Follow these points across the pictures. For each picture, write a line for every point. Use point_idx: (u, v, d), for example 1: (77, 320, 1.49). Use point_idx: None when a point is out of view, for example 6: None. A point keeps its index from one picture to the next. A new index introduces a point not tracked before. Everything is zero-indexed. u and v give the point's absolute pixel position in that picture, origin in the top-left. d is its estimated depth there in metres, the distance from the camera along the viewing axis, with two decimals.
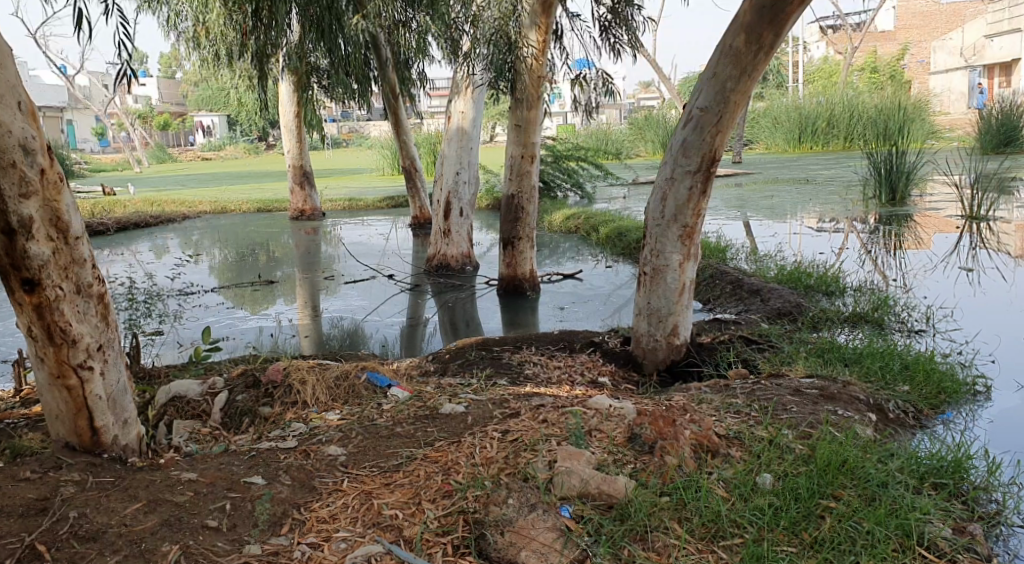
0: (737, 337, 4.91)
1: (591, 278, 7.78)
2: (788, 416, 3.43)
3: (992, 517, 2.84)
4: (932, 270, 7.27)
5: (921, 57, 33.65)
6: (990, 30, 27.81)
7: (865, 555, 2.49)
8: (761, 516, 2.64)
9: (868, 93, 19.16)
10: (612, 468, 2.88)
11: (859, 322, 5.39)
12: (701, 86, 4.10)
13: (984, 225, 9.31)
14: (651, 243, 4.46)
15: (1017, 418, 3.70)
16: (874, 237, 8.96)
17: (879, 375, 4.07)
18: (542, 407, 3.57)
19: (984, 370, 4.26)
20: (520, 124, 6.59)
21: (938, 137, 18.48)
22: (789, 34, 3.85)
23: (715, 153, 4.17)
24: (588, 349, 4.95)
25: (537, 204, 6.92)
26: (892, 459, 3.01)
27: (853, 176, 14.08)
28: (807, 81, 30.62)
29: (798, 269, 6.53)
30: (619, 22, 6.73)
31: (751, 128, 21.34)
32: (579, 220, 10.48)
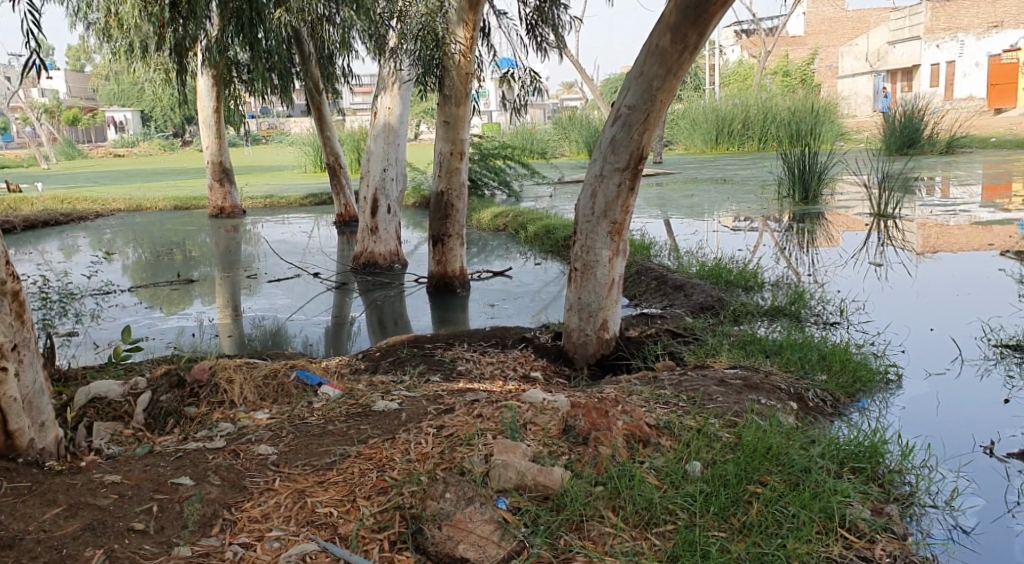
0: (664, 330, 5.02)
1: (519, 276, 7.82)
2: (715, 406, 3.52)
3: (906, 498, 2.93)
4: (843, 266, 7.58)
5: (830, 62, 35.00)
6: (892, 37, 29.19)
7: (790, 538, 2.57)
8: (691, 502, 2.71)
9: (781, 96, 19.81)
10: (547, 460, 2.91)
11: (777, 316, 5.57)
12: (628, 84, 4.18)
13: (891, 223, 9.75)
14: (582, 238, 4.51)
15: (925, 403, 3.87)
16: (789, 234, 9.29)
17: (798, 366, 4.21)
18: (476, 402, 3.58)
19: (895, 359, 4.46)
20: (448, 121, 6.57)
21: (847, 139, 19.28)
22: (713, 34, 3.95)
23: (643, 151, 4.26)
24: (519, 345, 4.98)
25: (466, 201, 6.90)
26: (814, 445, 3.12)
27: (768, 176, 14.55)
28: (723, 84, 31.44)
29: (720, 265, 6.71)
30: (544, 20, 6.79)
31: (670, 129, 21.81)
32: (506, 218, 10.53)
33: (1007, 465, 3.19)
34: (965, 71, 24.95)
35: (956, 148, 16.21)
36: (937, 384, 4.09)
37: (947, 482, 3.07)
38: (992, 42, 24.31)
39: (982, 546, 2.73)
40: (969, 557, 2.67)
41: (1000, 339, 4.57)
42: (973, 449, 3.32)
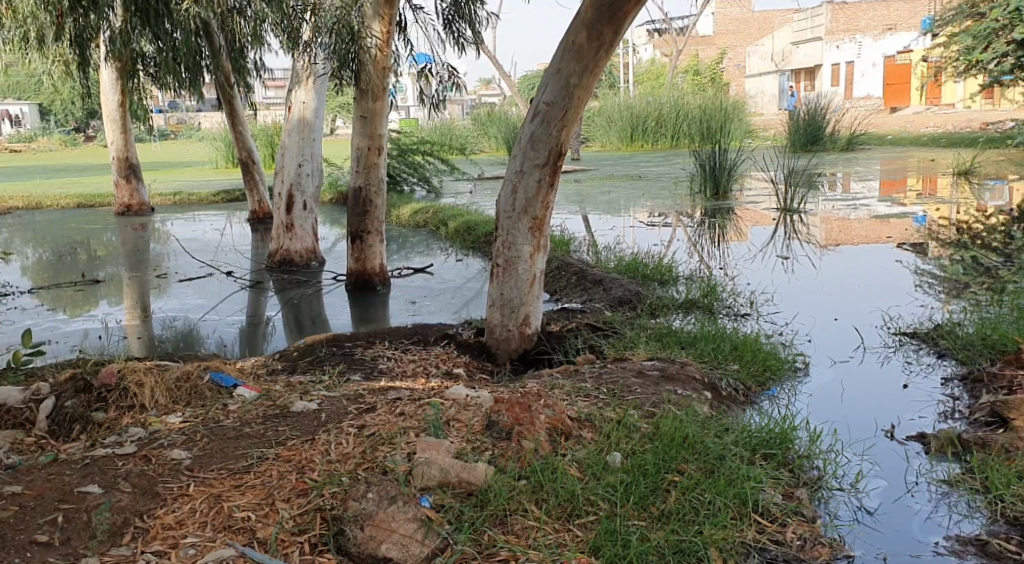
0: (584, 324, 5.08)
1: (440, 272, 7.79)
2: (634, 398, 3.58)
3: (814, 482, 3.03)
4: (752, 259, 7.84)
5: (738, 61, 36.05)
6: (796, 38, 30.31)
7: (707, 524, 2.64)
8: (611, 493, 2.75)
9: (692, 95, 20.35)
10: (470, 456, 2.92)
11: (692, 308, 5.72)
12: (546, 81, 4.21)
13: (796, 217, 10.13)
14: (503, 234, 4.52)
15: (831, 391, 4.02)
16: (701, 229, 9.54)
17: (712, 356, 4.33)
18: (398, 400, 3.56)
19: (802, 349, 4.64)
20: (365, 116, 6.49)
21: (755, 136, 19.90)
22: (627, 31, 4.01)
23: (561, 148, 4.31)
24: (441, 342, 4.96)
25: (385, 196, 6.82)
26: (728, 433, 3.22)
27: (680, 173, 14.90)
28: (637, 82, 32.02)
29: (636, 260, 6.83)
30: (461, 15, 6.78)
31: (587, 126, 22.10)
32: (426, 215, 10.48)
33: (906, 447, 3.31)
34: (863, 72, 26.14)
35: (855, 146, 16.97)
36: (842, 371, 4.27)
37: (851, 466, 3.17)
38: (887, 44, 25.55)
39: (886, 523, 2.81)
40: (872, 534, 2.75)
41: (898, 327, 4.79)
42: (876, 433, 3.45)
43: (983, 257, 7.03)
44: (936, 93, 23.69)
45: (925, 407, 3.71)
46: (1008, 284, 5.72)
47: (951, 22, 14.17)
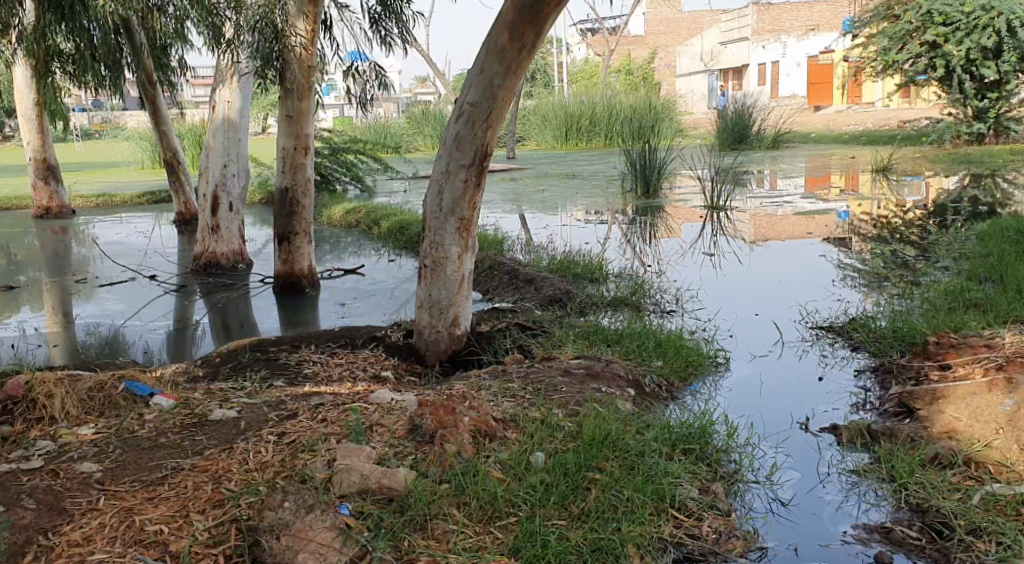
0: (513, 324, 5.08)
1: (372, 274, 7.71)
2: (559, 397, 3.60)
3: (731, 475, 3.09)
4: (682, 256, 7.96)
5: (668, 61, 36.62)
6: (723, 38, 30.92)
7: (625, 521, 2.66)
8: (532, 494, 2.75)
9: (625, 94, 20.56)
10: (392, 461, 2.89)
11: (621, 306, 5.78)
12: (469, 82, 4.20)
13: (724, 215, 10.33)
14: (430, 235, 4.49)
15: (750, 385, 4.11)
16: (633, 227, 9.65)
17: (638, 353, 4.39)
18: (320, 406, 3.51)
19: (725, 344, 4.73)
20: (290, 115, 6.40)
21: (686, 135, 20.23)
22: (548, 33, 4.01)
23: (487, 148, 4.30)
24: (369, 345, 4.90)
25: (313, 197, 6.73)
26: (649, 430, 3.26)
27: (613, 171, 15.04)
28: (571, 81, 32.25)
29: (568, 259, 6.87)
30: (388, 15, 6.71)
31: (522, 124, 22.16)
32: (358, 215, 10.36)
33: (818, 439, 3.40)
34: (788, 71, 26.80)
35: (781, 144, 17.38)
36: (761, 366, 4.37)
37: (767, 458, 3.24)
38: (810, 44, 26.30)
39: (798, 513, 2.87)
40: (785, 525, 2.81)
41: (816, 322, 4.93)
42: (791, 426, 3.54)
43: (900, 251, 7.27)
44: (856, 92, 24.50)
45: (839, 399, 3.82)
46: (921, 277, 5.93)
47: (869, 23, 14.63)
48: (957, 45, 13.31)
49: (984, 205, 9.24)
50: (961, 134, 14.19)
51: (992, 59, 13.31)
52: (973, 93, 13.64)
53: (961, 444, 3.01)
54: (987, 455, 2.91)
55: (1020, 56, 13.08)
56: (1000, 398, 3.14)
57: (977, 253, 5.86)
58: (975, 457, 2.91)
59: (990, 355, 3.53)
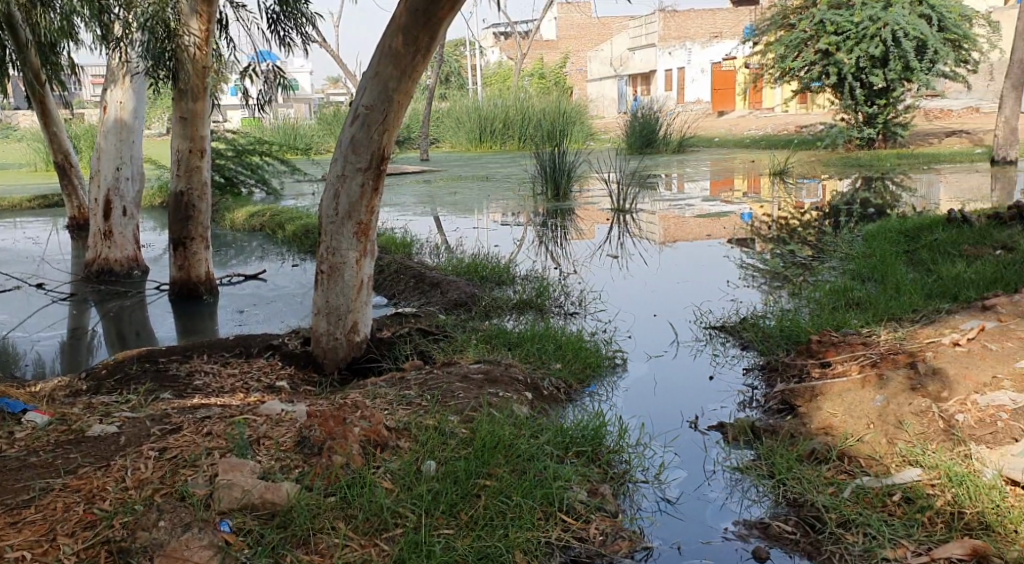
0: (414, 328, 5.03)
1: (274, 279, 7.53)
2: (455, 403, 3.56)
3: (621, 477, 3.14)
4: (589, 258, 8.06)
5: (579, 65, 37.19)
6: (631, 43, 31.60)
7: (512, 527, 2.67)
8: (420, 503, 2.71)
9: (537, 98, 20.74)
10: (278, 475, 2.81)
11: (525, 308, 5.80)
12: (364, 85, 4.11)
13: (631, 217, 10.53)
14: (326, 240, 4.38)
15: (645, 386, 4.19)
16: (544, 229, 9.75)
17: (537, 357, 4.40)
18: (206, 420, 3.39)
19: (623, 345, 4.81)
20: (184, 117, 6.19)
21: (596, 138, 20.54)
22: (443, 37, 3.95)
23: (383, 151, 4.23)
24: (265, 354, 4.77)
25: (210, 201, 6.53)
26: (542, 434, 3.27)
27: (524, 174, 15.14)
28: (485, 84, 32.36)
29: (475, 262, 6.86)
30: (287, 15, 6.57)
31: (435, 127, 22.10)
32: (263, 218, 10.12)
33: (706, 437, 3.48)
34: (693, 77, 27.57)
35: (686, 147, 17.84)
36: (656, 366, 4.45)
37: (656, 458, 3.31)
38: (713, 51, 27.08)
39: (685, 512, 2.92)
40: (669, 524, 2.86)
41: (709, 321, 5.06)
42: (681, 425, 3.63)
43: (796, 251, 7.54)
44: (757, 98, 25.37)
45: (728, 397, 3.92)
46: (812, 276, 6.17)
47: (766, 32, 15.15)
48: (847, 54, 13.93)
49: (873, 207, 9.67)
50: (852, 138, 14.94)
51: (880, 67, 13.93)
52: (863, 100, 14.38)
53: (835, 438, 3.13)
54: (859, 449, 3.03)
55: (905, 65, 13.73)
56: (871, 395, 3.29)
57: (862, 253, 6.12)
58: (848, 451, 3.02)
59: (866, 352, 3.71)
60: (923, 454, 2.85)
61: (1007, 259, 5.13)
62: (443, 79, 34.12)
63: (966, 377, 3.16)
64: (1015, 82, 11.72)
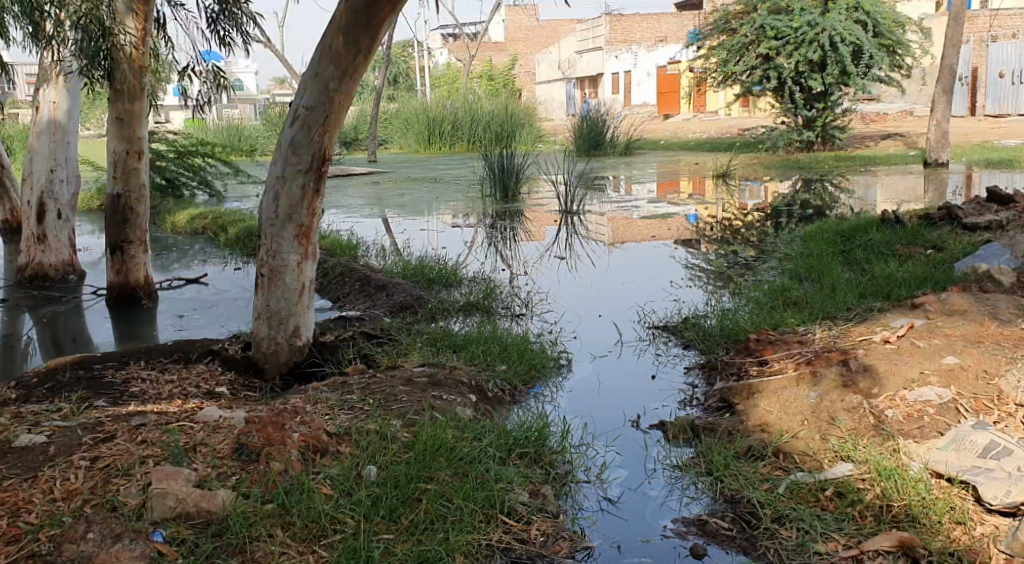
0: (358, 332, 4.98)
1: (217, 283, 7.39)
2: (398, 407, 3.53)
3: (563, 477, 3.15)
4: (538, 259, 8.08)
5: (528, 68, 37.34)
6: (579, 47, 31.85)
7: (453, 530, 2.65)
8: (359, 509, 2.68)
9: (486, 100, 20.76)
10: (214, 483, 2.75)
11: (471, 310, 5.79)
12: (304, 85, 4.06)
13: (579, 218, 10.60)
14: (267, 243, 4.31)
15: (589, 387, 4.21)
16: (492, 231, 9.74)
17: (482, 358, 4.39)
18: (141, 427, 3.30)
19: (568, 346, 4.83)
20: (121, 118, 6.05)
21: (545, 140, 20.63)
22: (384, 38, 3.92)
23: (324, 152, 4.18)
24: (204, 359, 4.68)
25: (148, 204, 6.39)
26: (485, 436, 3.26)
27: (473, 175, 15.13)
28: (434, 86, 32.27)
29: (422, 264, 6.82)
30: (227, 16, 6.46)
31: (383, 128, 21.96)
32: (206, 220, 9.92)
33: (648, 436, 3.52)
34: (640, 80, 27.90)
35: (633, 149, 18.03)
36: (601, 367, 4.48)
37: (598, 458, 3.33)
38: (659, 55, 27.44)
39: (626, 511, 2.95)
40: (610, 524, 2.88)
41: (653, 321, 5.12)
42: (624, 424, 3.66)
43: (739, 251, 7.67)
44: (702, 101, 25.80)
45: (669, 396, 3.97)
46: (753, 276, 6.28)
47: (709, 36, 15.40)
48: (787, 58, 14.23)
49: (813, 208, 9.90)
50: (792, 141, 15.28)
51: (818, 72, 14.28)
52: (803, 104, 14.73)
53: (771, 435, 3.19)
54: (794, 445, 3.09)
55: (842, 70, 14.09)
56: (806, 392, 3.37)
57: (801, 253, 6.26)
58: (783, 448, 3.09)
59: (801, 350, 3.79)
60: (854, 449, 2.93)
61: (937, 258, 5.30)
62: (391, 80, 33.92)
63: (896, 373, 3.25)
64: (946, 86, 12.11)
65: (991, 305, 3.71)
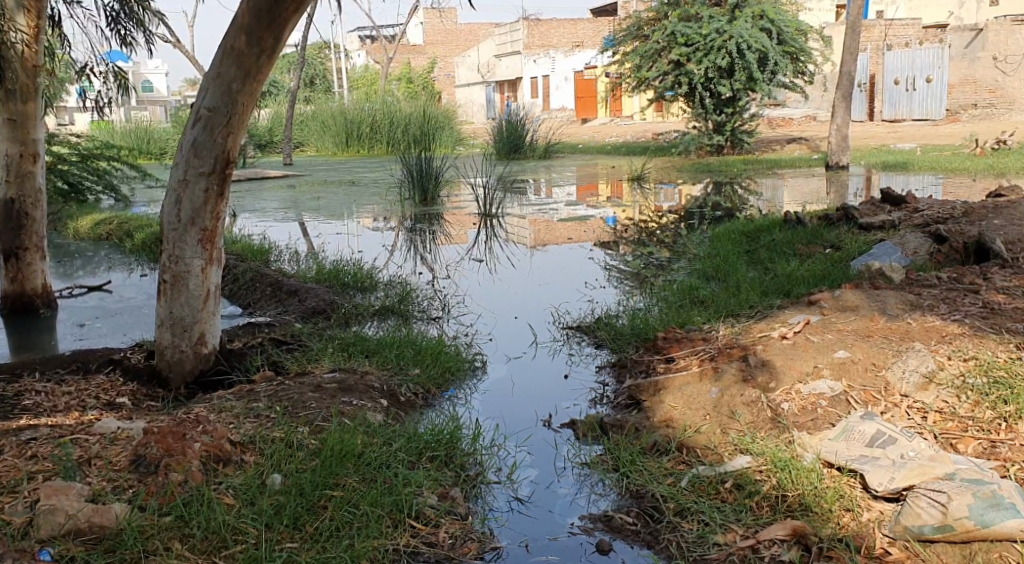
0: (266, 339, 4.87)
1: (121, 290, 7.13)
2: (306, 413, 3.47)
3: (473, 479, 3.15)
4: (458, 262, 8.06)
5: (447, 70, 37.36)
6: (497, 50, 32.00)
7: (358, 536, 2.62)
8: (261, 518, 2.62)
9: (405, 103, 20.63)
10: (109, 497, 2.65)
11: (387, 314, 5.74)
12: (206, 86, 3.95)
13: (497, 221, 10.63)
14: (169, 247, 4.17)
15: (502, 388, 4.22)
16: (411, 234, 9.69)
17: (394, 362, 4.35)
18: (32, 442, 3.15)
19: (483, 348, 4.83)
20: (14, 119, 5.75)
21: (464, 143, 20.63)
22: (289, 38, 3.86)
23: (228, 154, 4.07)
24: (104, 370, 4.50)
25: (45, 208, 6.10)
26: (395, 440, 3.23)
27: (391, 178, 15.01)
28: (351, 88, 31.89)
29: (336, 268, 6.72)
30: (127, 15, 6.23)
31: (299, 131, 21.55)
32: (110, 226, 9.55)
33: (558, 435, 3.56)
34: (557, 85, 28.21)
35: (551, 153, 18.21)
36: (515, 368, 4.51)
37: (508, 459, 3.35)
38: (576, 59, 27.82)
39: (535, 511, 2.96)
40: (519, 524, 2.89)
41: (566, 322, 5.17)
42: (536, 424, 3.69)
43: (654, 253, 7.83)
44: (618, 106, 26.27)
45: (580, 395, 4.02)
46: (664, 276, 6.42)
47: (623, 42, 15.68)
48: (697, 64, 14.59)
49: (723, 210, 10.20)
50: (703, 146, 15.70)
51: (726, 77, 14.71)
52: (712, 109, 15.16)
53: (675, 430, 3.27)
54: (697, 439, 3.18)
55: (749, 76, 14.56)
56: (708, 387, 3.47)
57: (710, 253, 6.42)
58: (686, 442, 3.17)
59: (705, 347, 3.90)
60: (752, 442, 3.02)
61: (834, 256, 5.51)
62: (308, 82, 33.36)
63: (791, 367, 3.38)
64: (845, 92, 12.64)
65: (880, 300, 3.88)
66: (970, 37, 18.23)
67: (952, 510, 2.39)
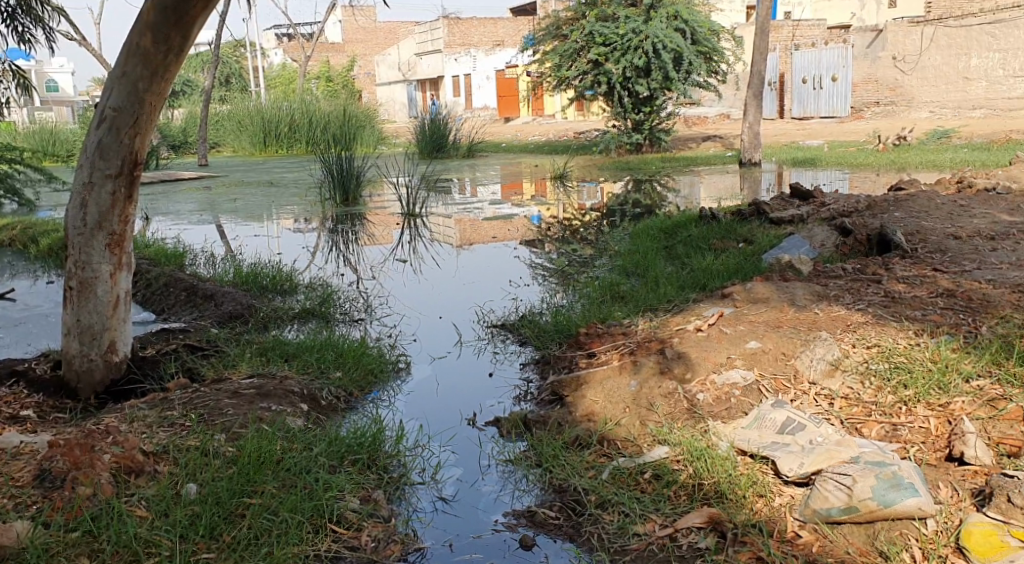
0: (181, 345, 4.73)
1: (25, 298, 6.81)
2: (222, 421, 3.39)
3: (396, 480, 3.13)
4: (383, 263, 7.99)
5: (367, 69, 36.97)
6: (417, 49, 31.78)
7: (277, 544, 2.57)
8: (175, 529, 2.55)
9: (325, 102, 20.33)
10: (11, 515, 2.53)
11: (307, 317, 5.64)
12: (110, 85, 3.81)
13: (421, 220, 10.58)
14: (74, 253, 4.01)
15: (426, 388, 4.21)
16: (335, 234, 9.56)
17: (315, 366, 4.28)
18: None
19: (407, 349, 4.80)
20: None
21: (386, 143, 20.43)
22: (198, 36, 3.75)
23: (135, 155, 3.94)
24: (7, 381, 4.29)
25: None
26: (315, 444, 3.18)
27: (312, 178, 14.76)
28: (269, 87, 31.22)
29: (255, 270, 6.57)
30: (26, 13, 5.95)
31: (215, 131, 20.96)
32: (13, 231, 9.11)
33: (482, 433, 3.56)
34: (478, 84, 28.25)
35: (474, 151, 18.20)
36: (439, 368, 4.50)
37: (432, 458, 3.33)
38: (496, 59, 27.91)
39: (459, 510, 2.97)
40: (443, 522, 2.89)
41: (490, 321, 5.18)
42: (459, 423, 3.69)
43: (576, 250, 7.93)
44: (539, 105, 26.49)
45: (503, 393, 4.04)
46: (587, 273, 6.50)
47: (542, 41, 15.82)
48: (614, 64, 14.86)
49: (643, 207, 10.39)
50: (622, 144, 15.95)
51: (643, 77, 15.01)
52: (631, 107, 15.33)
53: (597, 424, 3.32)
54: (617, 432, 3.24)
55: (665, 75, 14.91)
56: (627, 380, 3.53)
57: (630, 250, 6.53)
58: (607, 435, 3.22)
59: (625, 341, 3.97)
60: (669, 432, 3.10)
61: (748, 251, 5.67)
62: (223, 81, 32.49)
63: (707, 357, 3.47)
64: (756, 91, 13.06)
65: (789, 292, 4.02)
66: (871, 38, 19.03)
67: (856, 492, 2.50)
